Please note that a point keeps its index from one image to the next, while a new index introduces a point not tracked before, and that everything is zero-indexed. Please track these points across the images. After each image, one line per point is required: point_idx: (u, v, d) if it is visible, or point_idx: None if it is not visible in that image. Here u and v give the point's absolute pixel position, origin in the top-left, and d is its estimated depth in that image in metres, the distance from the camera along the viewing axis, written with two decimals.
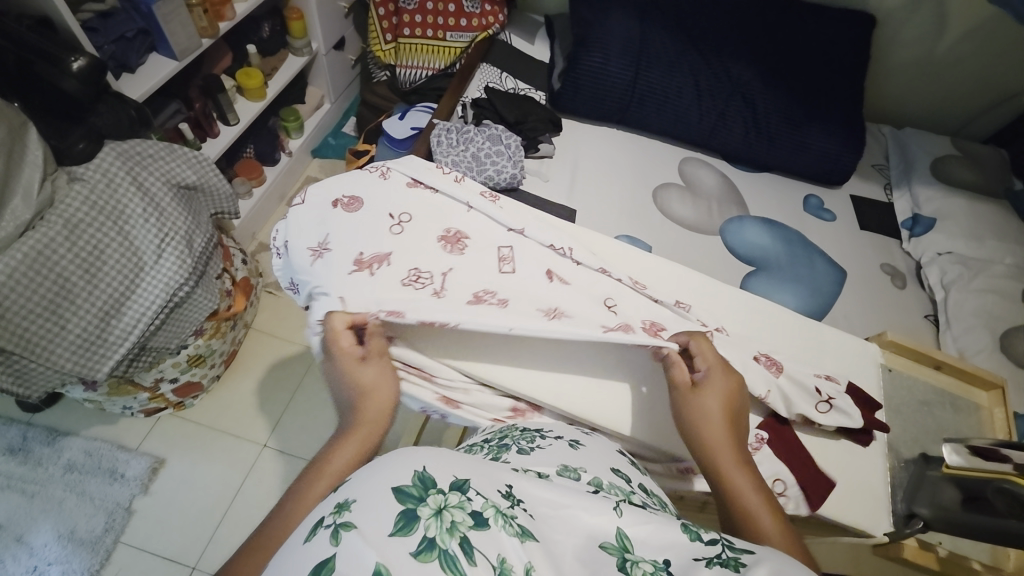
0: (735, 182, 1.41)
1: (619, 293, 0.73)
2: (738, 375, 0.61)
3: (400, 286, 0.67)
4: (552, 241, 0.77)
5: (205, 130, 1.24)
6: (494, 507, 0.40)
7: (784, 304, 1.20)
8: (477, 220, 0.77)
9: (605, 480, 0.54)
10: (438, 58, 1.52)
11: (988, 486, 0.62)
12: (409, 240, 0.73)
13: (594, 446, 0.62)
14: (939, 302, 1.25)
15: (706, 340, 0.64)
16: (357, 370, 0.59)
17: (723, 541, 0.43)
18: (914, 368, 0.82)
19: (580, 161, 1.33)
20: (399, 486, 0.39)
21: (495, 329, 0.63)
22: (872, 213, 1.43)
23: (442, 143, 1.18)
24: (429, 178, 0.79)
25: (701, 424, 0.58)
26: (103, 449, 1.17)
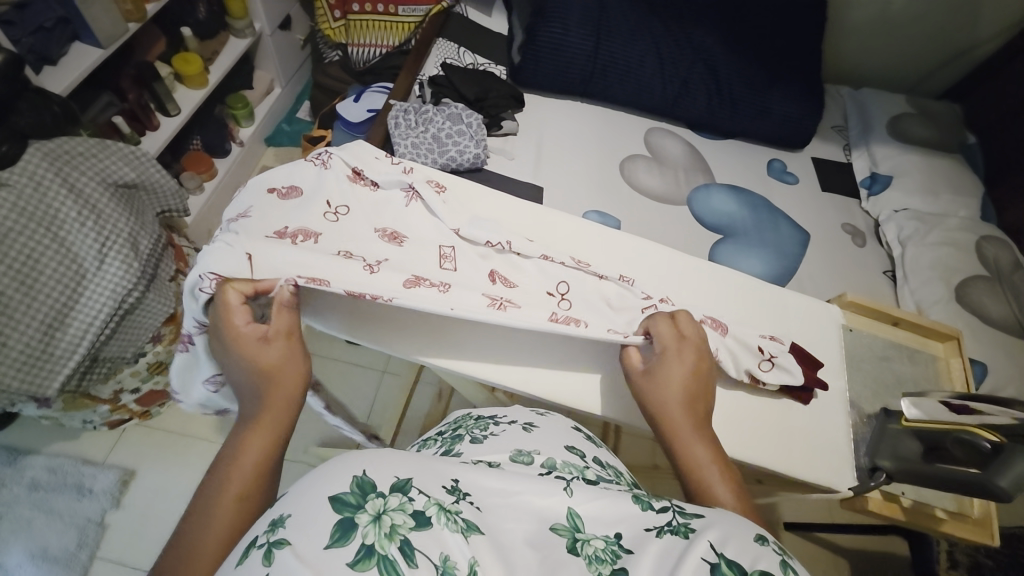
0: (700, 150, 1.41)
1: (570, 279, 0.72)
2: (692, 347, 0.62)
3: (332, 256, 0.65)
4: (489, 238, 0.72)
5: (142, 123, 1.16)
6: (437, 504, 0.40)
7: (752, 270, 1.21)
8: (418, 216, 0.73)
9: (559, 459, 0.58)
10: (392, 35, 1.45)
11: (948, 437, 0.66)
12: (345, 231, 0.69)
13: (548, 427, 0.65)
14: (897, 258, 1.29)
15: (673, 316, 0.65)
16: (261, 351, 0.55)
17: (675, 509, 0.44)
18: (875, 325, 0.85)
19: (545, 136, 1.30)
20: (337, 495, 0.38)
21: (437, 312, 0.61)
22: (833, 174, 1.45)
23: (400, 125, 1.13)
24: (372, 171, 0.75)
25: (666, 411, 0.58)
26: (68, 465, 1.13)
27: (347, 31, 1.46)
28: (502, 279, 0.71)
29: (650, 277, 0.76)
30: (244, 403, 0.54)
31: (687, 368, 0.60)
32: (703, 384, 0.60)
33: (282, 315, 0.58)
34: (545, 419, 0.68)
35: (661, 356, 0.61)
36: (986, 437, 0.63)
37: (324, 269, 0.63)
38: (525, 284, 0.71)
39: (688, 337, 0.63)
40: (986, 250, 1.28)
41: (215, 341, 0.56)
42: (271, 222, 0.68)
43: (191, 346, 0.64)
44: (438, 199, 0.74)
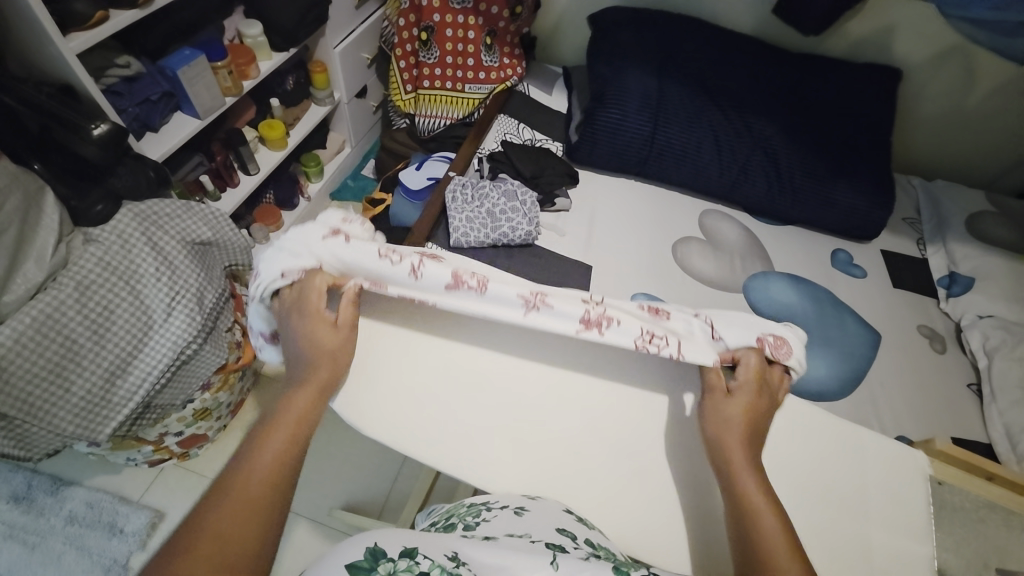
0: (758, 236, 1.37)
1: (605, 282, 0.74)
2: (766, 398, 0.63)
3: (377, 256, 0.67)
4: (521, 293, 0.67)
5: (225, 180, 1.26)
6: (439, 567, 0.48)
7: (813, 370, 1.13)
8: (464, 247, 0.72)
9: (548, 540, 0.56)
10: (457, 109, 1.53)
11: None
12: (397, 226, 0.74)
13: (541, 509, 0.63)
14: (982, 370, 1.17)
15: (757, 354, 0.65)
16: (319, 329, 0.63)
17: None
18: (963, 477, 0.74)
19: (597, 215, 1.31)
20: (352, 563, 0.47)
21: (473, 307, 0.68)
22: (903, 270, 1.37)
23: (457, 199, 1.16)
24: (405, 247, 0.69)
25: (722, 429, 0.62)
26: (105, 502, 1.16)
27: (416, 103, 1.55)
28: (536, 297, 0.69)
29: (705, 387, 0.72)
30: (297, 365, 0.62)
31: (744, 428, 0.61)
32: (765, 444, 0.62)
33: (347, 307, 0.65)
34: (539, 501, 0.66)
35: (733, 408, 0.62)
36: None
37: (370, 274, 0.67)
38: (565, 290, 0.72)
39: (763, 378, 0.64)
40: None
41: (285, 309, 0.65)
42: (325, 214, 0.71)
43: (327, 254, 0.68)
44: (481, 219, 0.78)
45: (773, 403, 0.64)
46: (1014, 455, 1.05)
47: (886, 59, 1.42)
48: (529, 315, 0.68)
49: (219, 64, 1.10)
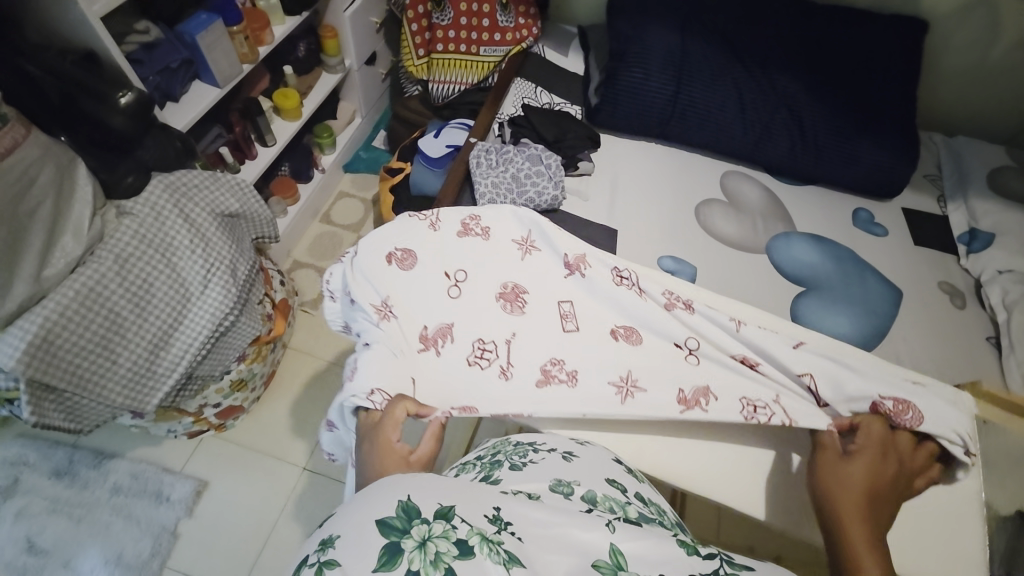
0: (779, 196, 1.37)
1: (699, 326, 0.73)
2: (893, 467, 0.62)
3: (465, 365, 0.70)
4: (613, 380, 0.70)
5: (244, 152, 1.24)
6: (479, 534, 0.44)
7: (837, 327, 1.15)
8: (544, 304, 0.74)
9: (599, 493, 0.60)
10: (472, 73, 1.50)
11: None
12: (471, 308, 0.73)
13: (588, 458, 0.67)
14: (1002, 323, 1.19)
15: (881, 423, 0.65)
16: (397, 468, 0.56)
17: (723, 557, 0.48)
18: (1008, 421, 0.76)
19: (619, 178, 1.29)
20: (383, 519, 0.44)
21: (566, 401, 0.69)
22: (924, 227, 1.37)
23: (482, 164, 1.16)
24: (493, 334, 0.72)
25: (835, 483, 0.60)
26: (149, 472, 1.19)
27: (428, 68, 1.52)
28: (623, 335, 0.74)
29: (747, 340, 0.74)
30: None
31: (868, 475, 0.60)
32: (889, 511, 0.59)
33: (429, 439, 0.59)
34: (585, 448, 0.70)
35: (854, 472, 0.60)
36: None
37: (464, 389, 0.69)
38: (655, 336, 0.74)
39: (889, 446, 0.64)
40: None
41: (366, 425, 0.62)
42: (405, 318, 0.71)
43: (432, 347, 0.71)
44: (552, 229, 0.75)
45: (902, 475, 0.62)
46: None
47: (912, 10, 1.38)
48: (624, 403, 0.69)
49: (236, 28, 1.08)
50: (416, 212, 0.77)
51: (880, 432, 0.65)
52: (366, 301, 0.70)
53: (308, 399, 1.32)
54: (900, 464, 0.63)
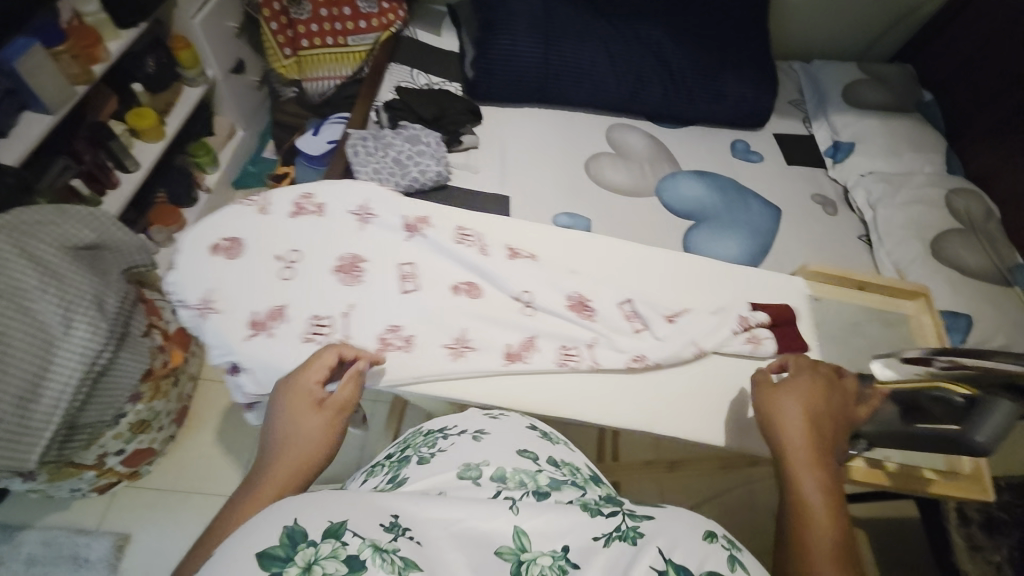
0: (663, 141, 1.43)
1: (531, 280, 0.73)
2: (827, 390, 0.65)
3: (300, 343, 0.64)
4: (447, 340, 0.68)
5: (102, 182, 1.16)
6: (371, 546, 0.40)
7: (727, 251, 1.22)
8: (382, 272, 0.71)
9: (510, 469, 0.55)
10: (345, 65, 1.46)
11: (923, 395, 0.66)
12: (306, 287, 0.68)
13: (500, 432, 0.61)
14: (870, 222, 1.29)
15: (806, 358, 0.70)
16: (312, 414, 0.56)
17: (624, 513, 0.47)
18: (842, 293, 0.83)
19: (508, 146, 1.30)
20: (264, 551, 0.38)
21: (403, 365, 0.65)
22: (795, 149, 1.48)
23: (359, 152, 1.11)
24: (327, 307, 0.67)
25: (778, 416, 0.62)
26: (63, 537, 1.11)
27: (300, 67, 1.46)
28: (465, 290, 0.71)
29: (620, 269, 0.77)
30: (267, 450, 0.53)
31: (807, 403, 0.63)
32: (827, 437, 0.61)
33: (348, 385, 0.58)
34: (500, 420, 0.63)
35: (790, 410, 0.62)
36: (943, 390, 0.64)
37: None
38: (491, 291, 0.72)
39: (824, 374, 0.67)
40: (956, 202, 1.27)
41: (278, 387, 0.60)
42: (230, 311, 0.65)
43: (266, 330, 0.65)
44: (389, 198, 0.74)
45: (837, 398, 0.65)
46: None
47: None
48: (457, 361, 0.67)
49: (59, 49, 1.00)
50: (246, 201, 0.73)
51: (810, 363, 0.68)
52: (188, 297, 0.65)
53: (229, 427, 1.26)
54: (834, 389, 0.66)
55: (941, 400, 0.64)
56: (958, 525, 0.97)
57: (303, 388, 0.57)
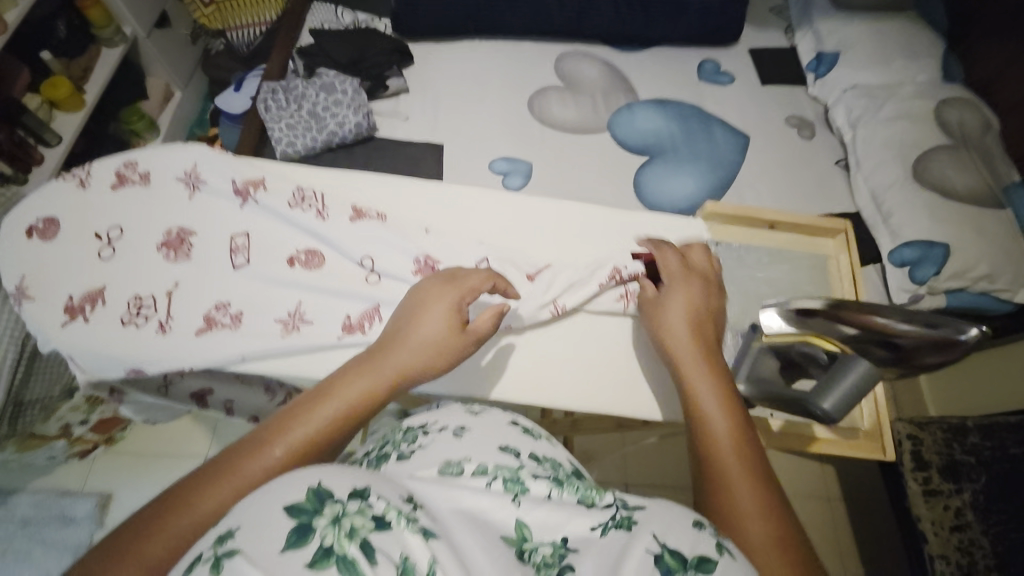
0: (619, 67, 1.27)
1: (378, 244, 0.63)
2: (701, 284, 0.61)
3: (117, 327, 0.56)
4: (280, 313, 0.58)
5: (25, 160, 1.13)
6: (396, 509, 0.37)
7: (684, 188, 1.11)
8: (214, 242, 0.60)
9: (491, 463, 0.48)
10: (267, 11, 1.35)
11: (794, 350, 0.59)
12: (125, 265, 0.58)
13: (482, 426, 0.54)
14: (848, 144, 1.16)
15: (677, 250, 0.64)
16: (437, 322, 0.54)
17: (618, 502, 0.44)
18: (745, 233, 0.74)
19: (442, 87, 1.19)
20: (293, 504, 0.34)
21: (230, 346, 0.56)
22: (772, 65, 1.31)
23: (270, 106, 1.04)
24: (149, 284, 0.58)
25: (663, 328, 0.58)
26: (49, 499, 1.18)
27: (222, 16, 1.35)
28: (304, 261, 0.61)
29: (518, 219, 0.70)
30: (389, 346, 0.52)
31: (685, 308, 0.58)
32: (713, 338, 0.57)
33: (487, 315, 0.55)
34: (481, 417, 0.56)
35: (671, 313, 0.58)
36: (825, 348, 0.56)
37: (119, 358, 0.55)
38: (335, 257, 0.62)
39: (695, 269, 0.62)
40: (946, 115, 1.12)
41: (412, 289, 0.58)
42: (45, 297, 0.57)
43: (84, 315, 0.56)
44: (220, 155, 0.64)
45: (711, 292, 0.61)
46: (880, 214, 1.06)
47: None
48: (290, 338, 0.57)
49: None
50: (66, 171, 0.63)
51: (676, 254, 0.63)
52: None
53: None
54: (707, 283, 0.61)
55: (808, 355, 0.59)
56: (913, 469, 0.93)
57: (445, 296, 0.55)
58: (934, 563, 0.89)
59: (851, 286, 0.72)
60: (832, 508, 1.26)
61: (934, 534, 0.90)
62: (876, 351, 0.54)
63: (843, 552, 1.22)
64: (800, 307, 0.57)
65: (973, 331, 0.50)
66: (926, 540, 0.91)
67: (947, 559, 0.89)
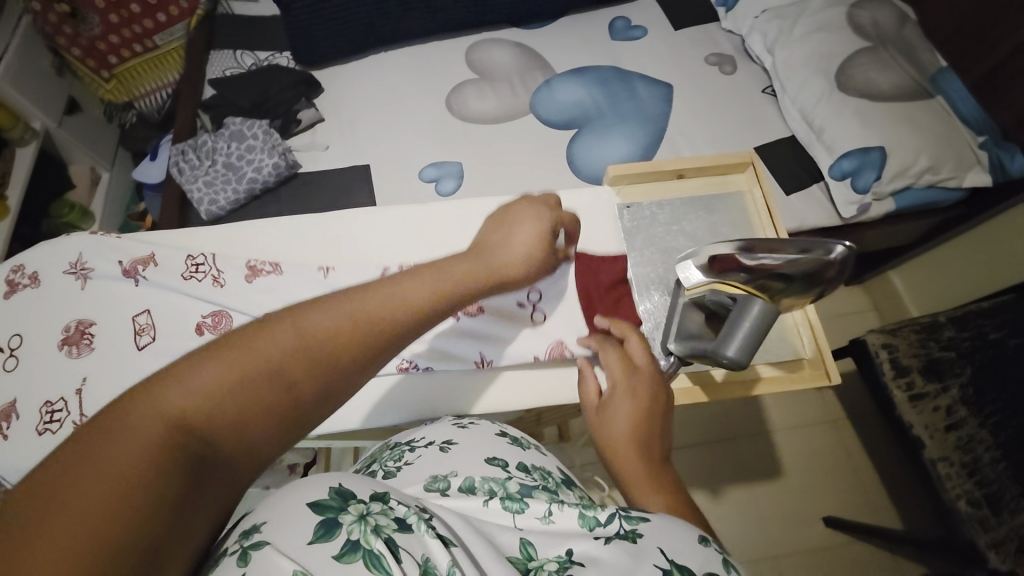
0: (531, 46, 1.25)
1: (285, 289, 0.63)
2: (644, 383, 0.54)
3: (35, 437, 0.56)
4: None
5: None
6: (417, 511, 0.34)
7: (616, 153, 1.10)
8: (120, 326, 0.60)
9: (479, 476, 0.44)
10: (169, 71, 1.32)
11: (707, 297, 0.59)
12: (32, 372, 0.59)
13: (470, 440, 0.49)
14: (770, 70, 1.14)
15: (613, 349, 0.60)
16: (526, 238, 0.52)
17: (620, 512, 0.38)
18: (656, 189, 0.74)
19: (356, 108, 1.16)
20: (317, 501, 0.32)
21: None
22: (681, 9, 1.29)
23: (183, 169, 1.03)
24: (61, 387, 0.58)
25: (609, 437, 0.51)
26: None
27: (125, 87, 1.32)
28: (212, 325, 0.61)
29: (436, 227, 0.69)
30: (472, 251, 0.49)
31: (633, 407, 0.52)
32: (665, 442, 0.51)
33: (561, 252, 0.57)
34: (469, 430, 0.52)
35: (618, 425, 0.51)
36: (729, 292, 0.56)
37: None
38: (241, 316, 0.61)
39: (636, 357, 0.58)
40: (859, 17, 1.10)
41: (510, 207, 0.56)
42: None
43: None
44: (107, 239, 0.64)
45: (658, 389, 0.54)
46: (814, 132, 1.05)
47: None
48: None
49: None
50: None
51: (614, 354, 0.59)
52: None
53: None
54: (651, 375, 0.55)
55: (720, 304, 0.58)
56: (893, 378, 0.95)
57: (543, 216, 0.54)
58: (936, 464, 0.90)
59: (772, 216, 0.71)
60: (838, 428, 1.25)
61: (931, 437, 0.91)
62: (773, 284, 0.56)
63: (855, 467, 1.22)
64: (713, 256, 0.59)
65: (842, 248, 0.51)
66: (924, 445, 0.91)
67: (948, 460, 0.90)
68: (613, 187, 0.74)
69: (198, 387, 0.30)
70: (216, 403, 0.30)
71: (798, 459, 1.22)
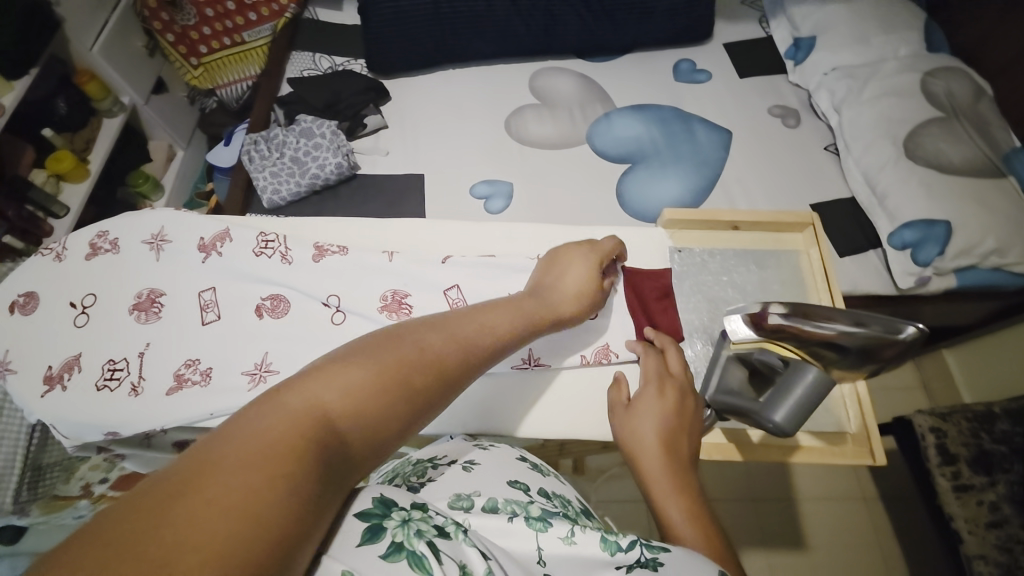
0: (593, 79, 1.27)
1: (343, 281, 0.65)
2: (673, 392, 0.56)
3: (94, 392, 0.60)
4: (247, 367, 0.61)
5: (34, 233, 1.22)
6: (454, 522, 0.36)
7: (667, 193, 1.10)
8: (185, 299, 0.64)
9: (502, 498, 0.44)
10: (250, 65, 1.40)
11: (754, 355, 0.58)
12: (99, 330, 0.63)
13: (490, 461, 0.50)
14: (835, 128, 1.12)
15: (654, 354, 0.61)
16: (576, 277, 0.59)
17: (642, 539, 0.38)
18: (710, 236, 0.74)
19: (418, 119, 1.21)
20: (361, 509, 0.34)
21: (197, 403, 0.58)
22: (748, 58, 1.29)
23: (254, 158, 1.09)
24: (124, 349, 0.62)
25: (635, 442, 0.53)
26: None
27: (210, 75, 1.41)
28: (270, 308, 0.64)
29: (484, 244, 0.71)
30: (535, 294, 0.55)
31: (661, 413, 0.54)
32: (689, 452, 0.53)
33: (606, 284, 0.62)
34: (489, 451, 0.52)
35: (645, 429, 0.53)
36: (779, 354, 0.55)
37: (97, 421, 0.58)
38: (299, 301, 0.65)
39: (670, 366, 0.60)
40: (932, 86, 1.08)
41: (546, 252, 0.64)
42: (28, 366, 0.62)
43: (62, 381, 0.60)
44: (186, 217, 0.68)
45: (685, 401, 0.56)
46: (875, 196, 1.02)
47: None
48: (255, 390, 0.60)
49: None
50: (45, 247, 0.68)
51: (652, 358, 0.60)
52: None
53: None
54: (682, 387, 0.57)
55: (766, 363, 0.57)
56: (938, 464, 0.90)
57: (586, 257, 0.61)
58: (971, 561, 0.85)
59: (826, 278, 0.69)
60: (867, 505, 1.19)
61: (969, 532, 0.86)
62: (824, 353, 0.55)
63: (882, 552, 1.15)
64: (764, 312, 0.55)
65: (912, 330, 0.50)
66: (962, 539, 0.86)
67: (986, 559, 0.84)
68: (667, 229, 0.74)
69: (337, 382, 0.34)
70: (355, 403, 0.33)
71: (822, 533, 1.16)
